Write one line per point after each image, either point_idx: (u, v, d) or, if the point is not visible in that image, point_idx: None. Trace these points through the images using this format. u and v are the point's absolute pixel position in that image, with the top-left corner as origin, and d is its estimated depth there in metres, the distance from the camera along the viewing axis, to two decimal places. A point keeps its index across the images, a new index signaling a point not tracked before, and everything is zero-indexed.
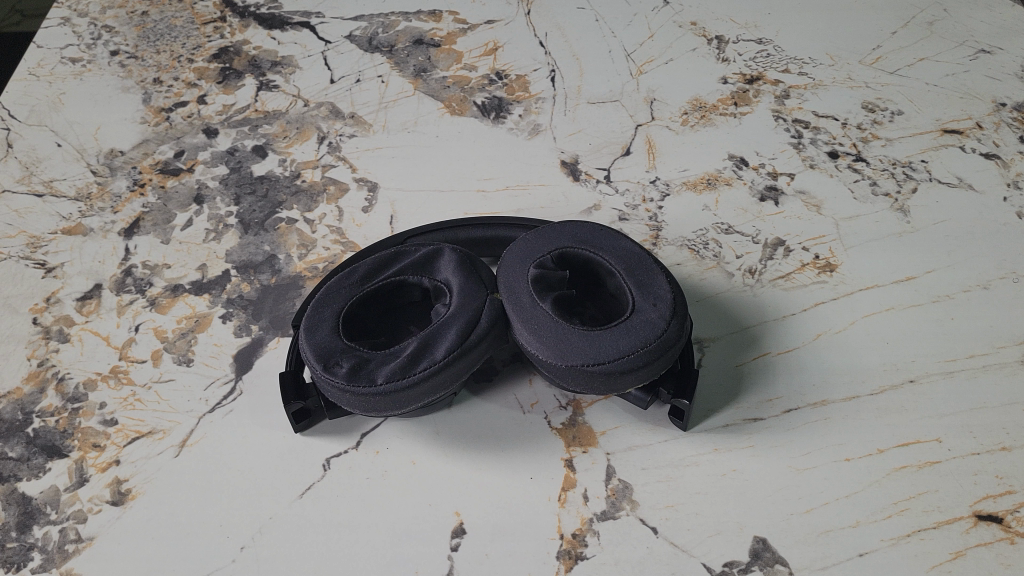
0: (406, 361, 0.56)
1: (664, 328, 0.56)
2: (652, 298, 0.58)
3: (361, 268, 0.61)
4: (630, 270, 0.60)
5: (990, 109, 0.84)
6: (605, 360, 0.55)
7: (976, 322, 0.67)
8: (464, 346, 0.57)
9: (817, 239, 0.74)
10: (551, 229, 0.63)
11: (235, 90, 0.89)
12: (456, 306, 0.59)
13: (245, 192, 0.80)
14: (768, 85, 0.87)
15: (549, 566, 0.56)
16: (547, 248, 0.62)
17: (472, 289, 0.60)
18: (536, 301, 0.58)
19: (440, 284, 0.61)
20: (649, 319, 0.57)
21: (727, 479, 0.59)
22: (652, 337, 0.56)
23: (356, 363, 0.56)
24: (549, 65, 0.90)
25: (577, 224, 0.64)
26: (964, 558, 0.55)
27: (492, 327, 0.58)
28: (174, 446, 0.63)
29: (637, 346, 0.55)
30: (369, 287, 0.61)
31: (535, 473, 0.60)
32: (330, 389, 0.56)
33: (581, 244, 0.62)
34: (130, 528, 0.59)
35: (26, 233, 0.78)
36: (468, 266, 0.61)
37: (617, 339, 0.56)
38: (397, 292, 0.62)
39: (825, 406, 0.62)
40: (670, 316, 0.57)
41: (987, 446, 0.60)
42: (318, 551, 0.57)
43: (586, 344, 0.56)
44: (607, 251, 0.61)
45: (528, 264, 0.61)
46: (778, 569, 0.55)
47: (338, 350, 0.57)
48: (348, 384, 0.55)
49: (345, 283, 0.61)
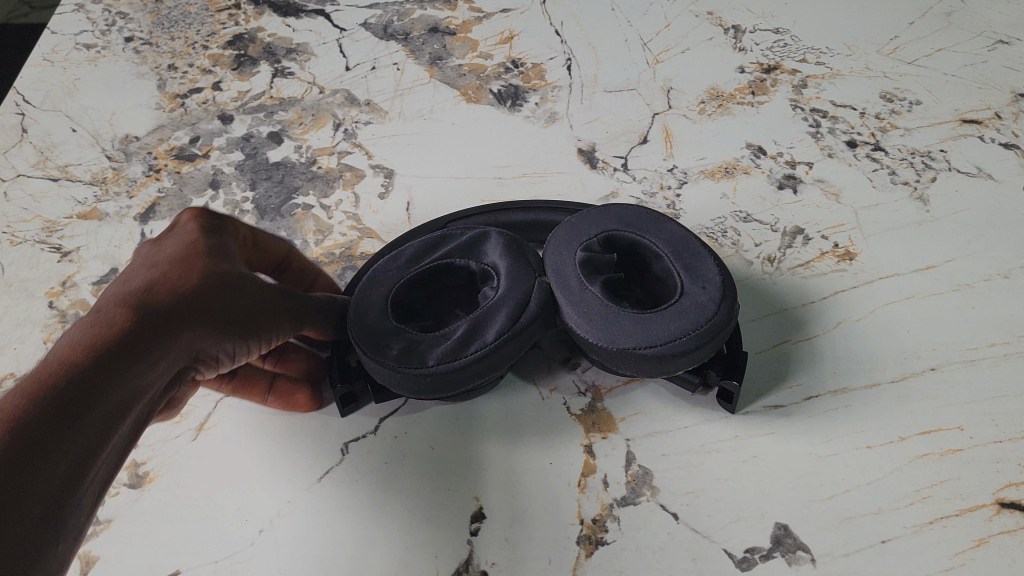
0: (458, 343, 0.55)
1: (715, 311, 0.56)
2: (700, 282, 0.57)
3: (407, 252, 0.61)
4: (677, 253, 0.59)
5: (1009, 100, 0.83)
6: (656, 343, 0.54)
7: (997, 310, 0.66)
8: (515, 328, 0.56)
9: (836, 227, 0.73)
10: (595, 212, 0.63)
11: (250, 77, 0.89)
12: (504, 288, 0.58)
13: (261, 178, 0.80)
14: (785, 75, 0.87)
15: (569, 551, 0.56)
16: (593, 231, 0.62)
17: (521, 272, 0.59)
18: (584, 286, 0.58)
19: (488, 267, 0.61)
20: (698, 301, 0.56)
21: (747, 466, 0.59)
22: (703, 320, 0.55)
23: (407, 345, 0.56)
24: (566, 53, 0.90)
25: (620, 208, 0.63)
26: (987, 545, 0.54)
27: (542, 311, 0.58)
28: (192, 429, 0.64)
29: (689, 329, 0.55)
30: (417, 269, 0.60)
31: (555, 458, 0.60)
32: (380, 372, 0.56)
33: (627, 228, 0.62)
34: (148, 510, 0.59)
35: (41, 217, 0.78)
36: (514, 248, 0.61)
37: (668, 323, 0.55)
38: (444, 275, 0.62)
39: (846, 393, 0.62)
40: (719, 299, 0.56)
41: (1009, 434, 0.59)
42: (337, 535, 0.57)
43: (636, 328, 0.55)
44: (653, 235, 0.61)
45: (574, 247, 0.60)
46: (800, 555, 0.54)
47: (388, 332, 0.57)
48: (400, 365, 0.55)
49: (392, 266, 0.61)
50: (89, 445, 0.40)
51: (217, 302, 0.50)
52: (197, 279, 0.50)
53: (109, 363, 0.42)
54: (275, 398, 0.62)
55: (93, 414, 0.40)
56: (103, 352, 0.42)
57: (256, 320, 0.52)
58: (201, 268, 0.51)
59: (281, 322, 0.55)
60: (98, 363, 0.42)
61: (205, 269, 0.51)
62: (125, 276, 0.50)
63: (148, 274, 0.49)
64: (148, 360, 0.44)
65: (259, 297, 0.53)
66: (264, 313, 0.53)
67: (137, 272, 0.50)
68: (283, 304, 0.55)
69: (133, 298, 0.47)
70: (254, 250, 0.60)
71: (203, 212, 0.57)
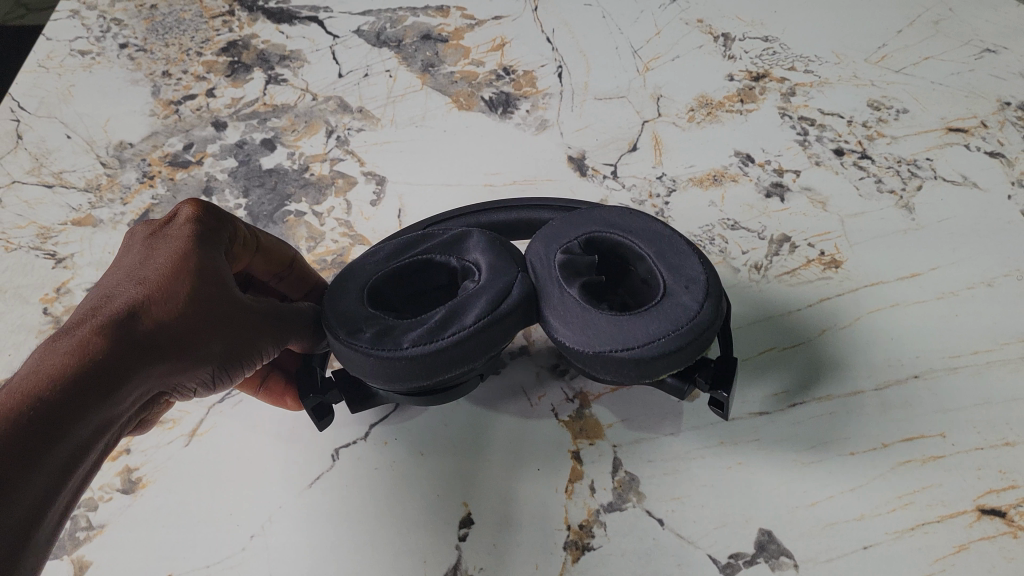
0: (434, 326, 0.54)
1: (698, 311, 0.54)
2: (683, 281, 0.55)
3: (386, 247, 0.60)
4: (660, 254, 0.58)
5: (995, 108, 0.84)
6: (634, 345, 0.52)
7: (980, 318, 0.67)
8: (494, 315, 0.54)
9: (822, 235, 0.74)
10: (579, 214, 0.62)
11: (244, 84, 0.90)
12: (485, 279, 0.56)
13: (254, 185, 0.80)
14: (774, 83, 0.88)
15: (556, 557, 0.56)
16: (574, 234, 0.60)
17: (502, 267, 0.58)
18: (562, 289, 0.56)
19: (469, 264, 0.59)
20: (680, 303, 0.54)
21: (732, 472, 0.60)
22: (685, 321, 0.53)
23: (381, 329, 0.54)
24: (557, 61, 0.91)
25: (605, 210, 0.62)
26: (967, 551, 0.55)
27: (523, 302, 0.56)
28: (184, 435, 0.64)
29: (670, 330, 0.53)
30: (396, 263, 0.59)
31: (543, 464, 0.61)
32: (352, 359, 0.54)
33: (610, 230, 0.60)
34: (141, 515, 0.60)
35: (36, 224, 0.79)
36: (496, 245, 0.59)
37: (648, 325, 0.53)
38: (424, 273, 0.60)
39: (830, 401, 0.63)
40: (704, 300, 0.54)
41: (990, 441, 0.60)
42: (327, 540, 0.58)
43: (614, 331, 0.53)
44: (636, 236, 0.59)
45: (554, 249, 0.59)
46: (784, 561, 0.55)
47: (361, 318, 0.55)
48: (371, 347, 0.53)
49: (370, 260, 0.60)
50: (49, 482, 0.41)
51: (197, 331, 0.50)
52: (181, 305, 0.50)
53: (80, 400, 0.43)
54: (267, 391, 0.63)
55: (53, 454, 0.41)
56: (71, 386, 0.43)
57: (238, 346, 0.53)
58: (188, 292, 0.50)
59: (263, 343, 0.54)
60: (67, 399, 0.42)
61: (191, 295, 0.50)
62: (111, 290, 0.50)
63: (137, 291, 0.50)
64: (118, 395, 0.45)
65: (240, 322, 0.53)
66: (245, 340, 0.53)
67: (127, 287, 0.50)
68: (268, 328, 0.55)
69: (113, 323, 0.47)
70: (258, 251, 0.61)
71: (203, 218, 0.56)
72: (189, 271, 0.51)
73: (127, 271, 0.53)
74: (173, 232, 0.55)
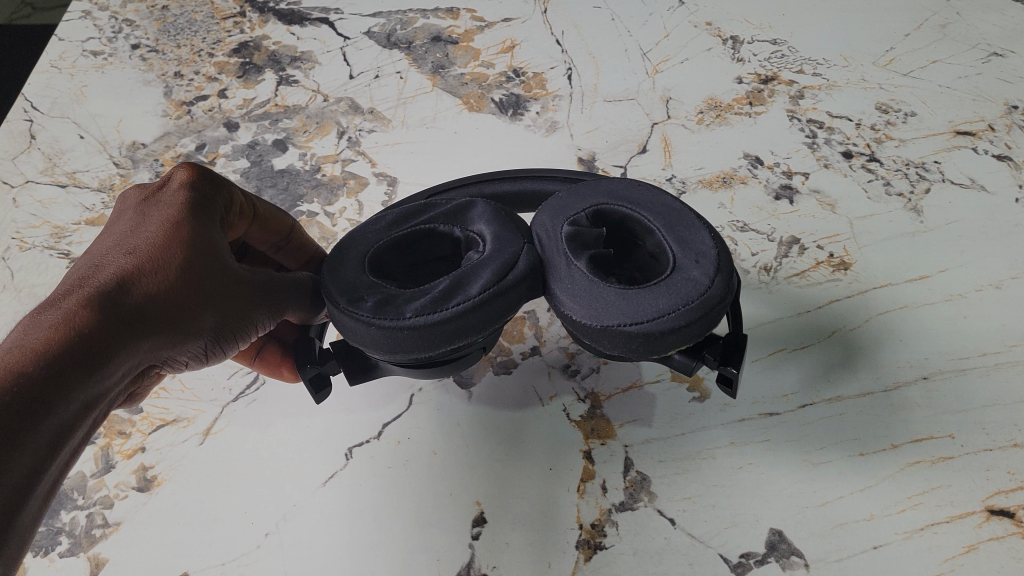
0: (438, 297, 0.53)
1: (708, 285, 0.53)
2: (694, 255, 0.54)
3: (389, 216, 0.59)
4: (670, 226, 0.57)
5: (1002, 112, 0.84)
6: (643, 319, 0.51)
7: (988, 321, 0.68)
8: (498, 286, 0.54)
9: (830, 238, 0.74)
10: (586, 185, 0.61)
11: (255, 85, 0.90)
12: (489, 251, 0.56)
13: (266, 185, 0.81)
14: (782, 86, 0.88)
15: (569, 556, 0.57)
16: (581, 205, 0.60)
17: (507, 238, 0.57)
18: (570, 262, 0.56)
19: (473, 235, 0.58)
20: (690, 277, 0.53)
21: (743, 472, 0.60)
22: (694, 295, 0.52)
23: (383, 298, 0.54)
24: (566, 63, 0.91)
25: (613, 182, 0.61)
26: (976, 552, 0.55)
27: (528, 274, 0.55)
28: (199, 434, 0.65)
29: (679, 304, 0.52)
30: (398, 232, 0.58)
31: (555, 464, 0.61)
32: (354, 329, 0.53)
33: (618, 202, 0.59)
34: (157, 513, 0.61)
35: (50, 223, 0.79)
36: (501, 216, 0.59)
37: (657, 298, 0.52)
38: (427, 243, 0.60)
39: (840, 402, 0.63)
40: (714, 274, 0.53)
41: (998, 442, 0.60)
42: (341, 538, 0.58)
43: (622, 304, 0.52)
44: (645, 208, 0.58)
45: (561, 221, 0.58)
46: (794, 561, 0.56)
47: (364, 286, 0.54)
48: (373, 317, 0.52)
49: (372, 229, 0.59)
50: (41, 453, 0.41)
51: (189, 303, 0.51)
52: (172, 277, 0.50)
53: (71, 371, 0.43)
54: (263, 362, 0.64)
55: (45, 426, 0.41)
56: (63, 356, 0.43)
57: (230, 318, 0.53)
58: (179, 263, 0.51)
59: (251, 319, 0.55)
60: (58, 369, 0.42)
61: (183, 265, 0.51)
62: (102, 258, 0.50)
63: (128, 261, 0.50)
64: (109, 365, 0.45)
65: (232, 295, 0.53)
66: (236, 313, 0.54)
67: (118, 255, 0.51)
68: (260, 300, 0.55)
69: (103, 293, 0.47)
70: (253, 218, 0.62)
71: (193, 188, 0.56)
72: (180, 241, 0.52)
73: (115, 239, 0.52)
74: (166, 199, 0.55)
